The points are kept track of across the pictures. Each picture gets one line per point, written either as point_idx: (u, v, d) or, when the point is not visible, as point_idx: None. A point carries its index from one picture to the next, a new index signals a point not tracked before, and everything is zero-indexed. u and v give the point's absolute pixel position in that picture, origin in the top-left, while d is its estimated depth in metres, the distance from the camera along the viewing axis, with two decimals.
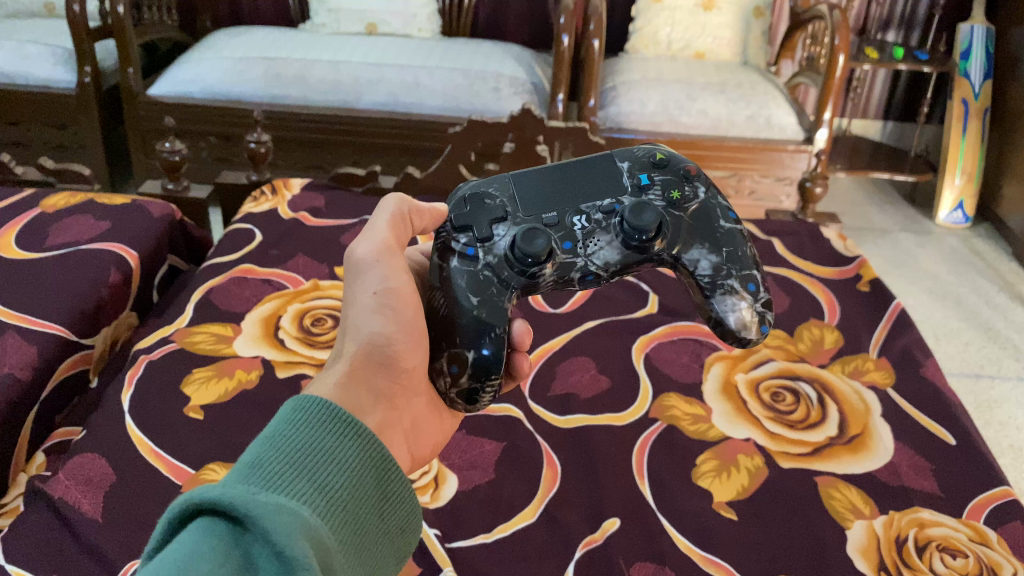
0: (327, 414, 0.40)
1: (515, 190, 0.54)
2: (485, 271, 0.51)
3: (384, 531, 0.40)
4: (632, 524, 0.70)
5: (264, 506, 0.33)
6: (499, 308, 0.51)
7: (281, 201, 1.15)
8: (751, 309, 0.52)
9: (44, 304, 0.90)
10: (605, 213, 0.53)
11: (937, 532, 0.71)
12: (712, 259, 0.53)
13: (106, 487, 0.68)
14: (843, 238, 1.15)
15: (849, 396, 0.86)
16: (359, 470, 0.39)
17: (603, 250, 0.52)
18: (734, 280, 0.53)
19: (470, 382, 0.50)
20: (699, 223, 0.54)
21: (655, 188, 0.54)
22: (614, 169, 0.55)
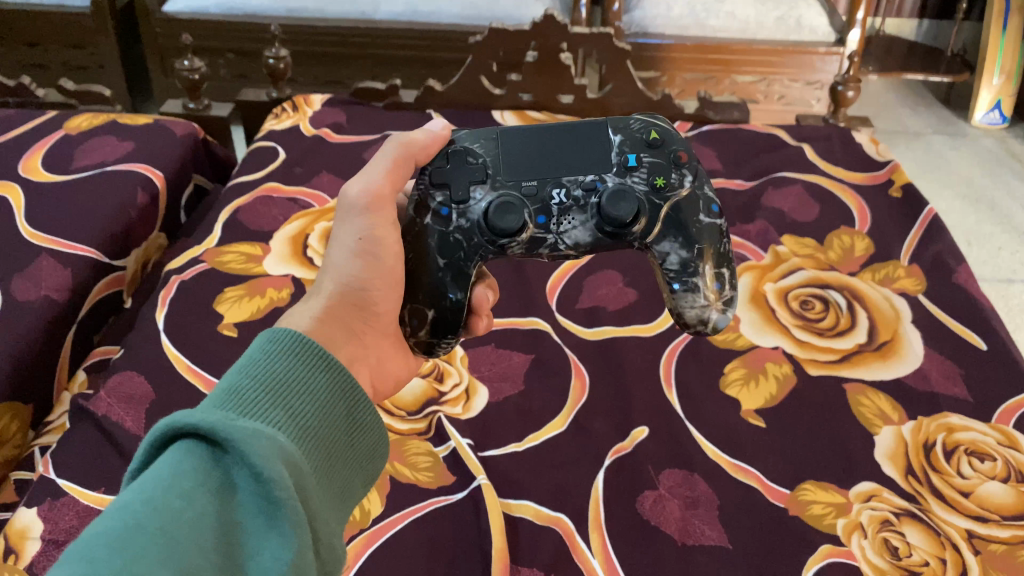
0: (297, 345, 0.41)
1: (500, 154, 0.55)
2: (456, 234, 0.54)
3: (353, 457, 0.41)
4: (660, 432, 0.71)
5: (245, 429, 0.34)
6: (463, 273, 0.54)
7: (302, 117, 1.13)
8: (708, 306, 0.54)
9: (75, 226, 0.91)
10: (585, 190, 0.54)
11: (965, 436, 0.71)
12: (682, 254, 0.54)
13: (147, 404, 0.70)
14: (877, 142, 1.13)
15: (879, 304, 0.85)
16: (329, 400, 0.41)
17: (575, 230, 0.54)
18: (699, 275, 0.54)
19: (429, 336, 0.55)
20: (679, 213, 0.54)
21: (640, 171, 0.54)
22: (604, 142, 0.55)
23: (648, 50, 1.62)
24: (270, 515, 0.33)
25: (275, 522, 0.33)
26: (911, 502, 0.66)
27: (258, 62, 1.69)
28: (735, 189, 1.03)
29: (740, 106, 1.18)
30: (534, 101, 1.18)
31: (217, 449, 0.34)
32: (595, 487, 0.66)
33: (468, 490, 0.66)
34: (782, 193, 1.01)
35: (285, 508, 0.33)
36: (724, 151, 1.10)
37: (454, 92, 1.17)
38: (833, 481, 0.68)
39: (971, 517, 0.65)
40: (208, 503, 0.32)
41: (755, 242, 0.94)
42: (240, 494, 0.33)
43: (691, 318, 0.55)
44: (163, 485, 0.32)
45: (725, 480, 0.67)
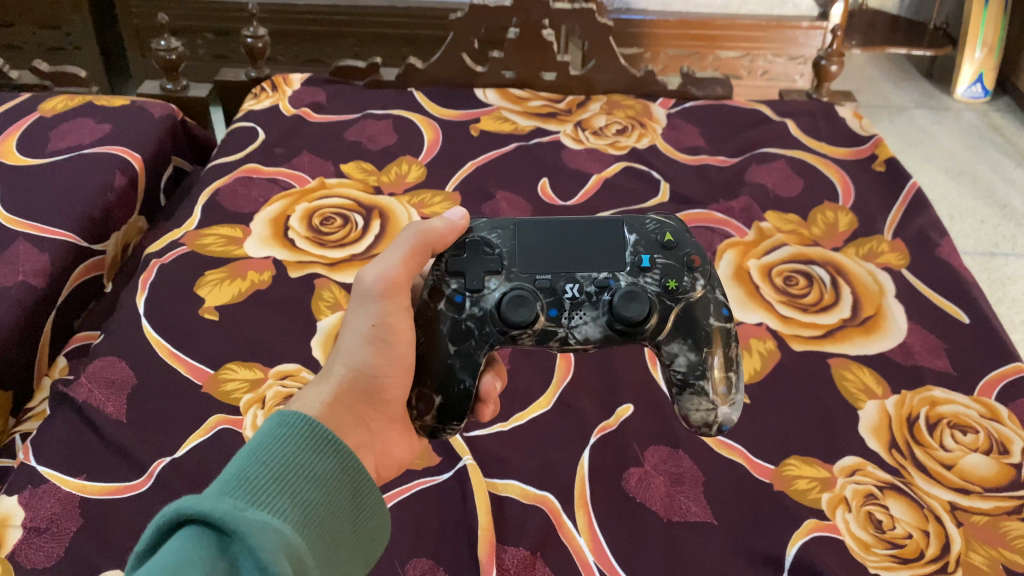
0: (308, 427, 0.42)
1: (516, 247, 0.56)
2: (468, 321, 0.54)
3: (358, 541, 0.42)
4: (646, 410, 0.71)
5: (253, 523, 0.35)
6: (473, 364, 0.54)
7: (282, 97, 1.12)
8: (714, 409, 0.54)
9: (52, 210, 0.90)
10: (598, 287, 0.54)
11: (948, 409, 0.72)
12: (690, 356, 0.54)
13: (128, 389, 0.69)
14: (860, 116, 1.12)
15: (863, 278, 0.85)
16: (338, 485, 0.41)
17: (586, 325, 0.54)
18: (708, 379, 0.54)
19: (434, 422, 0.55)
20: (689, 316, 0.54)
21: (653, 273, 0.54)
22: (619, 240, 0.56)
23: (631, 26, 1.61)
24: None
25: None
26: (894, 475, 0.66)
27: (236, 42, 1.67)
28: (719, 165, 1.03)
29: (723, 82, 1.17)
30: (517, 79, 1.17)
31: (224, 538, 0.34)
32: (581, 465, 0.66)
33: (454, 471, 0.66)
34: (765, 169, 1.01)
35: None
36: (708, 127, 1.10)
37: (435, 71, 1.16)
38: (818, 456, 0.68)
39: (954, 489, 0.65)
40: None
41: (740, 219, 0.94)
42: None
43: (696, 420, 0.55)
44: (171, 571, 0.32)
45: (710, 457, 0.68)
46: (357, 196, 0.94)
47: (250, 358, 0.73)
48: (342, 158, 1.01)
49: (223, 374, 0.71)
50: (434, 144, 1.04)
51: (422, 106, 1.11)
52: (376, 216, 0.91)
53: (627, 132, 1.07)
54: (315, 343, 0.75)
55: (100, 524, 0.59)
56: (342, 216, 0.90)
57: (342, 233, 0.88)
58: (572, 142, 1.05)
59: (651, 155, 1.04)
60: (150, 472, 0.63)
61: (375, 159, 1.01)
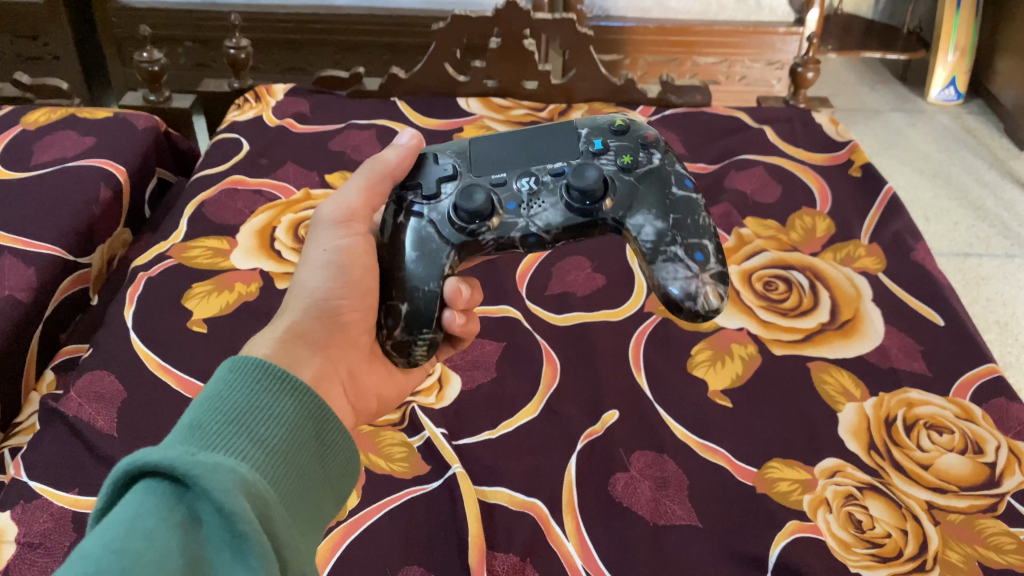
0: (261, 371, 0.42)
1: (472, 155, 0.56)
2: (428, 227, 0.54)
3: (323, 475, 0.43)
4: (630, 415, 0.73)
5: (209, 462, 0.35)
6: (436, 266, 0.53)
7: (266, 107, 1.13)
8: (692, 278, 0.52)
9: (37, 224, 0.90)
10: (554, 175, 0.54)
11: (924, 411, 0.73)
12: (656, 225, 0.53)
13: (119, 403, 0.70)
14: (836, 122, 1.15)
15: (840, 282, 0.87)
16: (295, 421, 0.42)
17: (546, 212, 0.53)
18: (678, 247, 0.53)
19: (404, 335, 0.54)
20: (651, 187, 0.55)
21: (608, 154, 0.55)
22: (571, 134, 0.57)
23: (611, 33, 1.63)
24: (236, 549, 0.34)
25: (240, 554, 0.34)
26: (873, 476, 0.68)
27: (218, 51, 1.68)
28: (698, 172, 1.05)
29: (702, 89, 1.19)
30: (499, 88, 1.18)
31: (179, 486, 0.35)
32: (568, 471, 0.67)
33: (442, 479, 0.67)
34: (744, 175, 1.03)
35: (248, 541, 0.34)
36: (687, 134, 1.11)
37: (417, 80, 1.17)
38: (799, 458, 0.70)
39: (931, 489, 0.67)
40: (172, 540, 0.33)
41: (720, 225, 0.95)
42: (206, 528, 0.34)
43: (677, 292, 0.52)
44: (124, 525, 0.33)
45: (694, 461, 0.69)
46: None
47: None
48: (327, 168, 1.02)
49: None
50: None
51: (405, 116, 1.12)
52: None
53: None
54: None
55: None
56: None
57: None
58: None
59: None
60: None
61: None
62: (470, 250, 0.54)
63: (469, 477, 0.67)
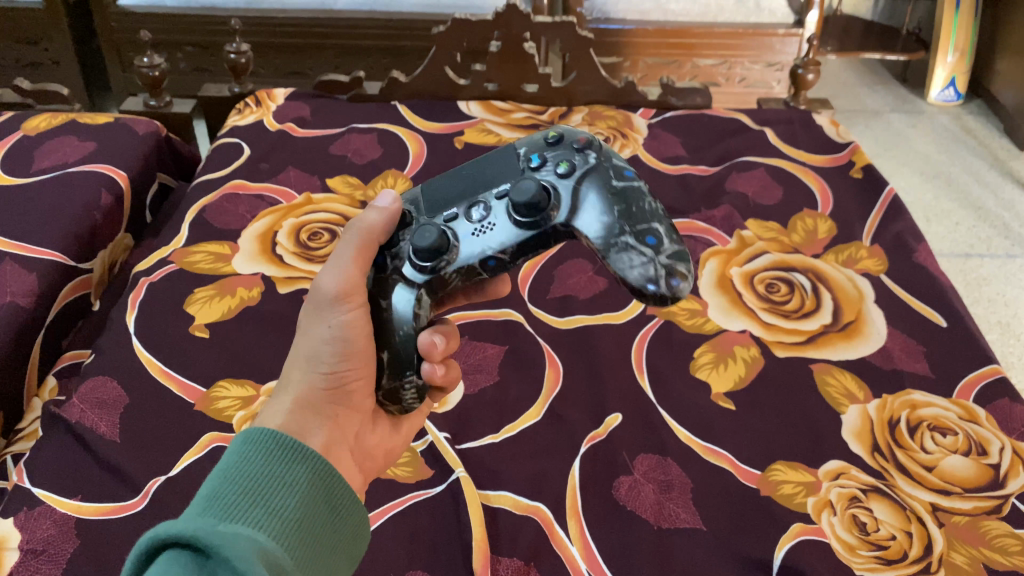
0: (275, 443, 0.43)
1: (422, 198, 0.53)
2: (394, 275, 0.51)
3: (342, 540, 0.43)
4: (634, 418, 0.73)
5: (221, 534, 0.37)
6: (407, 305, 0.51)
7: (266, 112, 1.13)
8: (651, 265, 0.45)
9: (38, 230, 0.90)
10: (498, 198, 0.50)
11: (928, 412, 0.73)
12: (605, 219, 0.47)
13: (122, 409, 0.70)
14: (836, 123, 1.15)
15: (842, 284, 0.87)
16: (311, 486, 0.42)
17: (498, 235, 0.49)
18: (631, 235, 0.46)
19: (389, 381, 0.54)
20: (593, 183, 0.48)
21: (545, 166, 0.50)
22: (510, 157, 0.52)
23: (610, 36, 1.64)
24: None
25: None
26: (878, 478, 0.68)
27: (218, 55, 1.68)
28: (699, 175, 1.05)
29: (702, 91, 1.19)
30: (499, 91, 1.18)
31: (195, 555, 0.36)
32: (572, 475, 0.67)
33: (446, 483, 0.67)
34: (745, 177, 1.03)
35: None
36: (688, 137, 1.11)
37: (418, 83, 1.17)
38: (802, 460, 0.69)
39: (935, 491, 0.67)
40: None
41: (721, 227, 0.95)
42: None
43: (636, 279, 0.45)
44: None
45: (697, 463, 0.69)
46: (345, 210, 0.95)
47: (242, 375, 0.74)
48: (328, 173, 1.02)
49: (215, 392, 0.72)
50: (418, 157, 1.05)
51: (405, 119, 1.12)
52: None
53: (609, 143, 1.09)
54: None
55: (98, 544, 0.60)
56: (329, 231, 0.91)
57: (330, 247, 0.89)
58: None
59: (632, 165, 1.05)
60: (145, 491, 0.64)
61: (360, 174, 1.02)
62: (436, 285, 0.50)
63: (472, 482, 0.67)
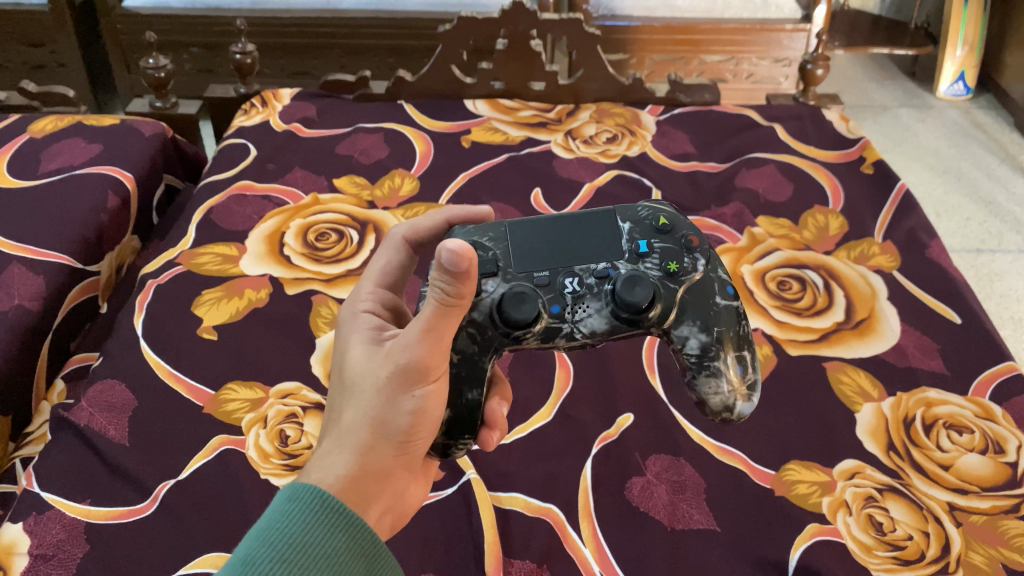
0: (317, 502, 0.42)
1: (511, 247, 0.53)
2: (470, 327, 0.52)
3: None
4: (645, 418, 0.72)
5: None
6: (479, 369, 0.52)
7: (272, 112, 1.12)
8: (730, 392, 0.53)
9: (45, 233, 0.90)
10: (598, 278, 0.52)
11: (943, 410, 0.72)
12: (701, 339, 0.53)
13: (129, 412, 0.69)
14: (846, 119, 1.14)
15: (855, 280, 0.86)
16: (351, 557, 0.41)
17: (591, 318, 0.52)
18: (720, 360, 0.53)
19: (443, 438, 0.52)
20: (695, 296, 0.53)
21: (653, 257, 0.53)
22: (613, 230, 0.54)
23: (617, 33, 1.63)
24: None
25: None
26: (893, 477, 0.67)
27: (223, 56, 1.68)
28: (708, 172, 1.04)
29: (711, 88, 1.18)
30: (506, 89, 1.17)
31: None
32: (583, 476, 0.67)
33: (457, 485, 0.66)
34: (755, 174, 1.02)
35: None
36: (696, 133, 1.10)
37: (424, 83, 1.17)
38: (817, 459, 0.69)
39: (952, 490, 0.66)
40: None
41: (732, 225, 0.94)
42: None
43: (716, 405, 0.53)
44: None
45: (711, 464, 0.68)
46: (351, 210, 0.94)
47: (250, 377, 0.73)
48: (335, 173, 1.01)
49: (224, 394, 0.71)
50: (426, 156, 1.04)
51: (412, 118, 1.12)
52: (371, 230, 0.91)
53: (617, 140, 1.08)
54: (314, 359, 0.75)
55: (108, 549, 0.59)
56: (336, 232, 0.90)
57: (337, 248, 0.88)
58: (562, 151, 1.06)
59: (641, 163, 1.05)
60: (155, 495, 0.63)
61: (367, 173, 1.01)
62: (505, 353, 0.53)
63: (484, 484, 0.66)
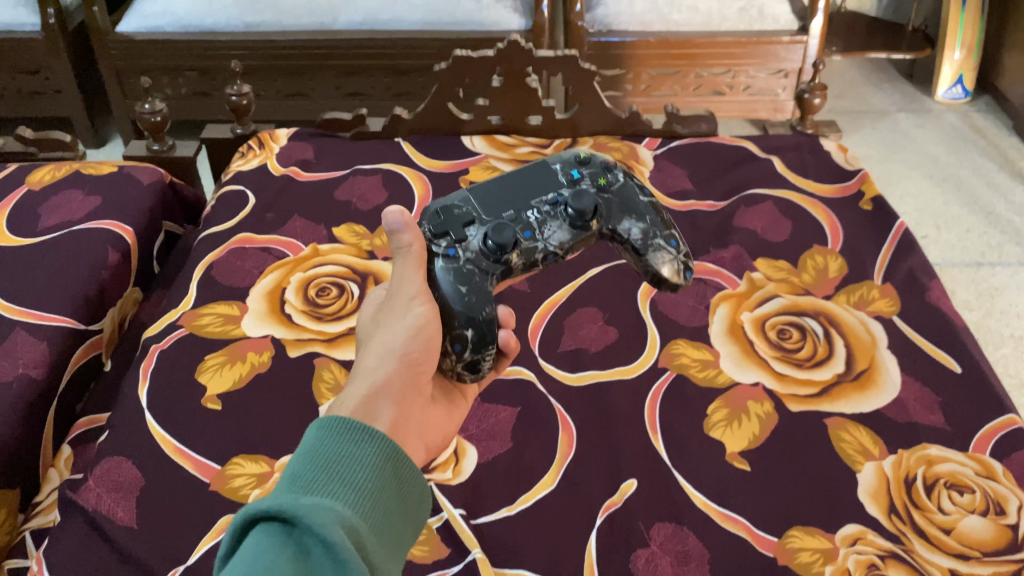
0: (343, 420, 0.44)
1: (479, 202, 0.65)
2: (467, 265, 0.61)
3: (410, 506, 0.44)
4: (650, 484, 0.72)
5: (308, 505, 0.38)
6: (483, 291, 0.60)
7: (270, 154, 1.12)
8: (677, 264, 0.67)
9: (47, 295, 0.90)
10: (552, 204, 0.65)
11: (944, 469, 0.73)
12: (640, 226, 0.67)
13: (137, 492, 0.70)
14: (844, 148, 1.14)
15: (854, 328, 0.86)
16: (384, 462, 0.43)
17: (556, 234, 0.64)
18: (658, 240, 0.67)
19: (473, 355, 0.58)
20: (624, 201, 0.68)
21: (585, 180, 0.68)
22: (549, 172, 0.68)
23: (612, 49, 1.62)
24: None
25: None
26: (895, 543, 0.68)
27: (219, 80, 1.68)
28: (707, 210, 1.04)
29: (707, 118, 1.17)
30: (503, 124, 1.17)
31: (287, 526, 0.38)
32: (588, 549, 0.67)
33: (463, 562, 0.67)
34: (753, 212, 1.02)
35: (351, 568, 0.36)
36: (695, 168, 1.10)
37: (421, 119, 1.16)
38: (820, 525, 0.69)
39: (954, 555, 0.67)
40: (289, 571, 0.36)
41: (731, 269, 0.94)
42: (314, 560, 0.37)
43: (669, 272, 0.67)
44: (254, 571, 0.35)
45: (715, 532, 0.69)
46: (351, 262, 0.94)
47: (256, 451, 0.74)
48: (334, 221, 1.01)
49: (230, 470, 0.72)
50: (424, 200, 1.04)
51: (409, 158, 1.11)
52: (371, 283, 0.91)
53: None
54: None
55: None
56: (337, 286, 0.91)
57: (338, 304, 0.88)
58: None
59: None
60: None
61: (366, 221, 1.01)
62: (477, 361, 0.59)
63: (489, 560, 0.67)
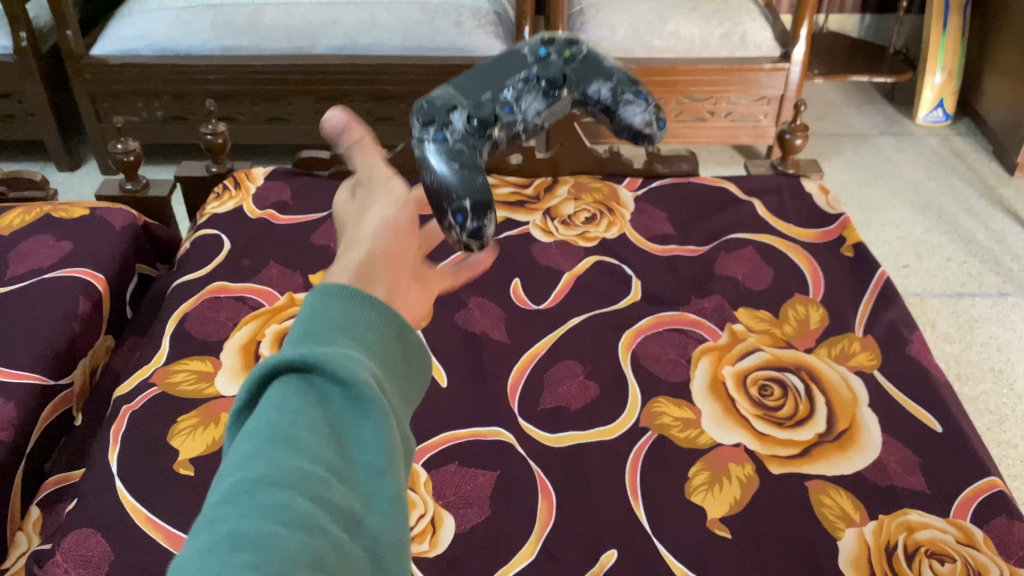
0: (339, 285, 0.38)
1: (449, 95, 0.61)
2: (456, 147, 0.58)
3: (419, 371, 0.40)
4: (630, 554, 0.72)
5: (326, 353, 0.34)
6: (473, 163, 0.58)
7: (246, 196, 1.10)
8: (648, 114, 0.64)
9: (15, 350, 0.88)
10: (523, 81, 0.61)
11: (925, 535, 0.72)
12: (609, 87, 0.62)
13: (105, 568, 0.68)
14: (825, 191, 1.13)
15: (835, 384, 0.86)
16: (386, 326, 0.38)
17: (532, 107, 0.61)
18: (628, 98, 0.63)
19: (475, 223, 0.55)
20: (589, 62, 0.62)
21: (552, 50, 0.62)
22: (515, 51, 0.63)
23: None
24: (365, 433, 0.33)
25: (367, 425, 0.33)
26: None
27: (195, 104, 1.65)
28: (688, 256, 1.03)
29: (688, 159, 1.19)
30: None
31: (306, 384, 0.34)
32: None
33: None
34: (735, 259, 1.01)
35: (375, 421, 0.33)
36: (676, 211, 1.10)
37: (401, 160, 1.16)
38: None
39: None
40: (313, 428, 0.33)
41: (712, 320, 0.94)
42: (334, 413, 0.34)
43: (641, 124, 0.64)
44: (276, 429, 0.32)
45: None
46: None
47: None
48: (311, 268, 1.00)
49: None
50: None
51: None
52: None
53: (596, 220, 1.08)
54: None
55: None
56: None
57: None
58: (542, 235, 1.06)
59: (621, 249, 1.04)
60: None
61: None
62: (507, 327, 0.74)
63: None
